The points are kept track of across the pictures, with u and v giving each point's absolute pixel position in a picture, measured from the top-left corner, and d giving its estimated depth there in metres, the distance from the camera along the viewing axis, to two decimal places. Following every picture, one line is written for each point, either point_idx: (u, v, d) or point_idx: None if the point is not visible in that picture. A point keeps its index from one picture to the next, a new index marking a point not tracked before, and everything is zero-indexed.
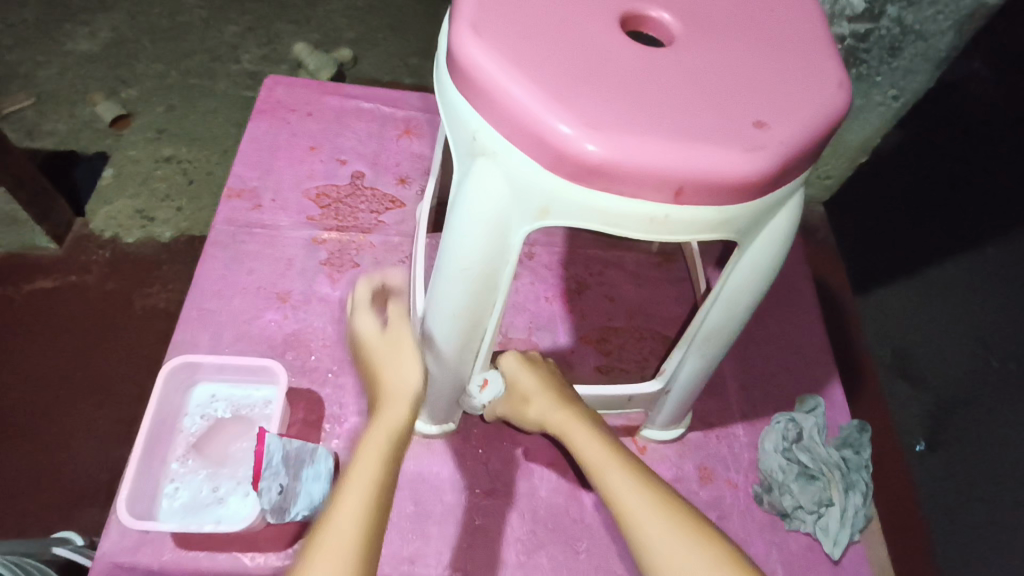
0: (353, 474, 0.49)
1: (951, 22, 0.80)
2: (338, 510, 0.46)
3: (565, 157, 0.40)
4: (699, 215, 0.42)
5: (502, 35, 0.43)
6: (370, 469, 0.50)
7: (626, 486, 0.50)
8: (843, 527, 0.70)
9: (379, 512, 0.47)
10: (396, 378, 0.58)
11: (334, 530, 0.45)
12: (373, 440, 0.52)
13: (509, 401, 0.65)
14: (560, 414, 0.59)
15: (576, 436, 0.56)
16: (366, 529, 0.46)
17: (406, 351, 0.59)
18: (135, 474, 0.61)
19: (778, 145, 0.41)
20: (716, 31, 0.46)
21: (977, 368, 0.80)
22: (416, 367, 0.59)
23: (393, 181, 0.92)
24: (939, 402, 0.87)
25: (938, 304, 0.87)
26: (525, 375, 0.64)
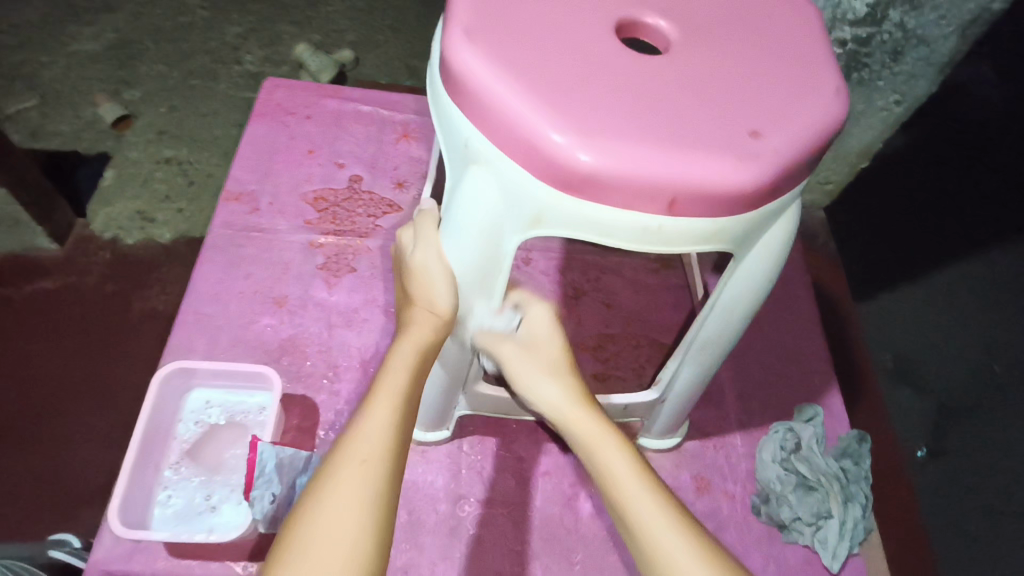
0: (372, 407, 0.45)
1: (954, 28, 0.78)
2: (352, 448, 0.43)
3: (557, 167, 0.40)
4: (693, 227, 0.42)
5: (496, 42, 0.42)
6: (387, 405, 0.45)
7: (647, 502, 0.45)
8: (842, 539, 0.69)
9: (398, 454, 0.44)
10: (426, 298, 0.50)
11: (346, 470, 0.42)
12: (392, 370, 0.47)
13: (527, 357, 0.54)
14: (578, 410, 0.51)
15: (595, 439, 0.49)
16: (383, 472, 0.42)
17: (434, 259, 0.49)
18: (127, 482, 0.60)
19: (773, 156, 0.40)
20: (713, 38, 0.46)
21: (977, 373, 0.82)
22: (445, 287, 0.49)
23: (390, 185, 0.91)
24: (942, 408, 0.87)
25: (941, 311, 0.88)
26: (552, 340, 0.55)
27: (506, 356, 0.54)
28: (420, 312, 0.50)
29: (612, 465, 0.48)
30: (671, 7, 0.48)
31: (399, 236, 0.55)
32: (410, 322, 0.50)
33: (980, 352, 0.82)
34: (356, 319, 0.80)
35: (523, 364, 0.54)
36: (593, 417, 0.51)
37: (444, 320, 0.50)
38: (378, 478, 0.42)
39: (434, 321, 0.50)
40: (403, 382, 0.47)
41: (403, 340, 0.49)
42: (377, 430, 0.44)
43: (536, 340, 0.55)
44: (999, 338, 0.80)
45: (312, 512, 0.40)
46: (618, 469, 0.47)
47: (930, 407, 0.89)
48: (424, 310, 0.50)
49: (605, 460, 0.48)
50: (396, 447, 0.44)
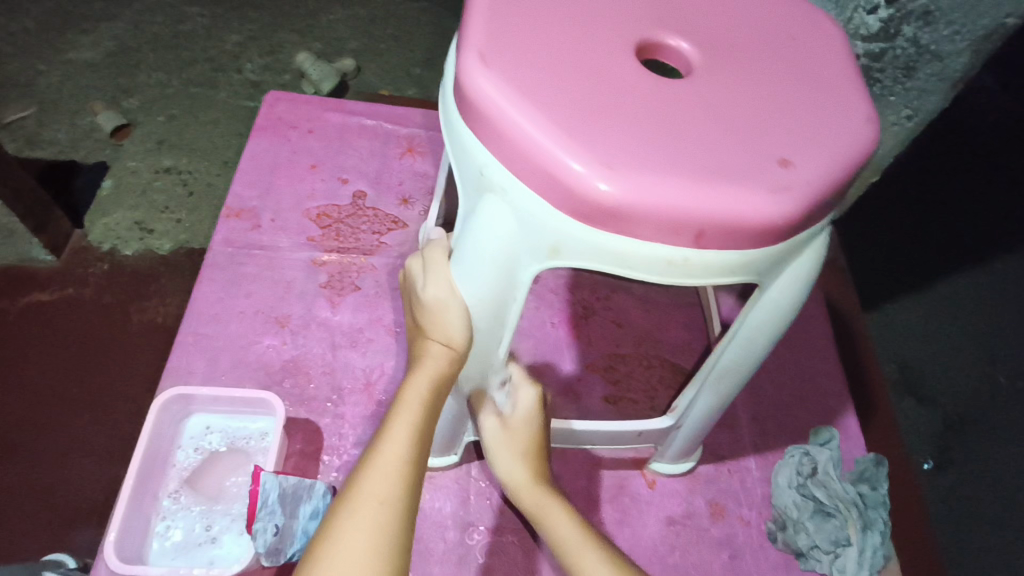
0: (387, 443, 0.44)
1: (967, 44, 0.76)
2: (366, 488, 0.41)
3: (578, 197, 0.38)
4: (720, 258, 0.40)
5: (513, 66, 0.40)
6: (401, 445, 0.44)
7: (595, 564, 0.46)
8: (861, 568, 0.66)
9: (412, 494, 0.42)
10: (439, 331, 0.48)
11: (360, 514, 0.40)
12: (406, 408, 0.46)
13: (501, 441, 0.55)
14: (531, 489, 0.53)
15: (540, 514, 0.51)
16: (398, 515, 0.40)
17: (449, 293, 0.46)
18: (125, 514, 0.58)
19: (805, 186, 0.38)
20: (737, 61, 0.44)
21: None
22: (459, 319, 0.47)
23: (395, 201, 0.90)
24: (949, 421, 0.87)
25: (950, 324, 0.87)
26: (529, 424, 0.56)
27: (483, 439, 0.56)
28: (432, 345, 0.48)
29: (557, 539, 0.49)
30: (692, 28, 0.46)
31: (409, 262, 0.53)
32: (423, 355, 0.48)
33: None
34: (361, 339, 0.78)
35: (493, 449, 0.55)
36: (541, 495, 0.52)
37: (457, 354, 0.48)
38: (392, 522, 0.40)
39: (446, 355, 0.48)
40: (417, 422, 0.46)
41: (414, 377, 0.48)
42: (392, 470, 0.42)
43: (517, 420, 0.56)
44: None
45: (327, 559, 0.38)
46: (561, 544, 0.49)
47: (934, 420, 0.90)
48: (438, 343, 0.48)
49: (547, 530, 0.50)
50: (411, 488, 0.42)
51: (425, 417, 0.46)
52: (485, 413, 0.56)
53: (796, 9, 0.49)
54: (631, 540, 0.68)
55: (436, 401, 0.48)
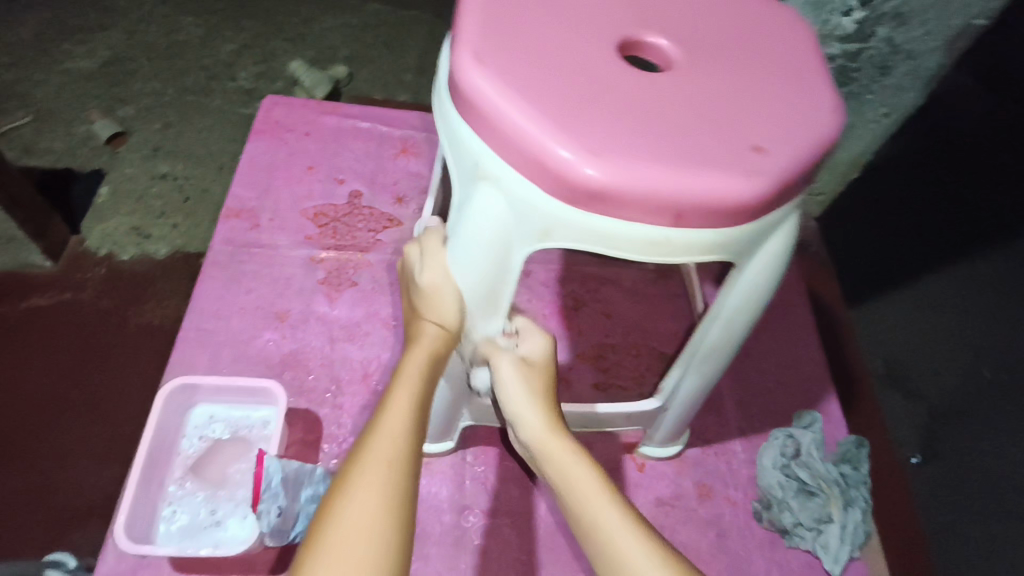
0: (389, 413, 0.46)
1: (940, 43, 0.82)
2: (374, 449, 0.44)
3: (568, 183, 0.41)
4: (698, 237, 0.43)
5: (504, 63, 0.43)
6: (406, 409, 0.47)
7: (616, 520, 0.44)
8: (843, 544, 0.70)
9: (413, 456, 0.45)
10: (434, 314, 0.50)
11: (370, 471, 0.43)
12: (406, 378, 0.48)
13: (519, 383, 0.52)
14: (552, 440, 0.50)
15: (556, 465, 0.48)
16: (402, 474, 0.43)
17: (444, 278, 0.49)
18: (133, 498, 0.60)
19: (776, 169, 0.41)
20: (713, 56, 0.47)
21: (971, 378, 0.88)
22: (454, 302, 0.50)
23: (390, 201, 0.92)
24: (933, 413, 0.90)
25: (939, 317, 0.93)
26: (542, 368, 0.54)
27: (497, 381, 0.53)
28: (427, 326, 0.51)
29: (579, 497, 0.46)
30: (672, 27, 0.49)
31: (406, 251, 0.55)
32: (419, 334, 0.51)
33: (972, 357, 0.89)
34: (358, 333, 0.80)
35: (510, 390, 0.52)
36: (560, 447, 0.49)
37: (451, 334, 0.51)
38: (399, 478, 0.43)
39: (441, 335, 0.51)
40: (416, 390, 0.48)
41: (411, 352, 0.50)
42: (397, 433, 0.45)
43: (532, 363, 0.54)
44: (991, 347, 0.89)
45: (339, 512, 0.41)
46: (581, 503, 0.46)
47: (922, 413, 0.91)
48: (432, 325, 0.51)
49: (566, 481, 0.47)
50: (412, 449, 0.45)
51: (426, 386, 0.49)
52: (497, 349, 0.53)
53: (768, 8, 0.52)
54: None
55: (432, 373, 0.50)
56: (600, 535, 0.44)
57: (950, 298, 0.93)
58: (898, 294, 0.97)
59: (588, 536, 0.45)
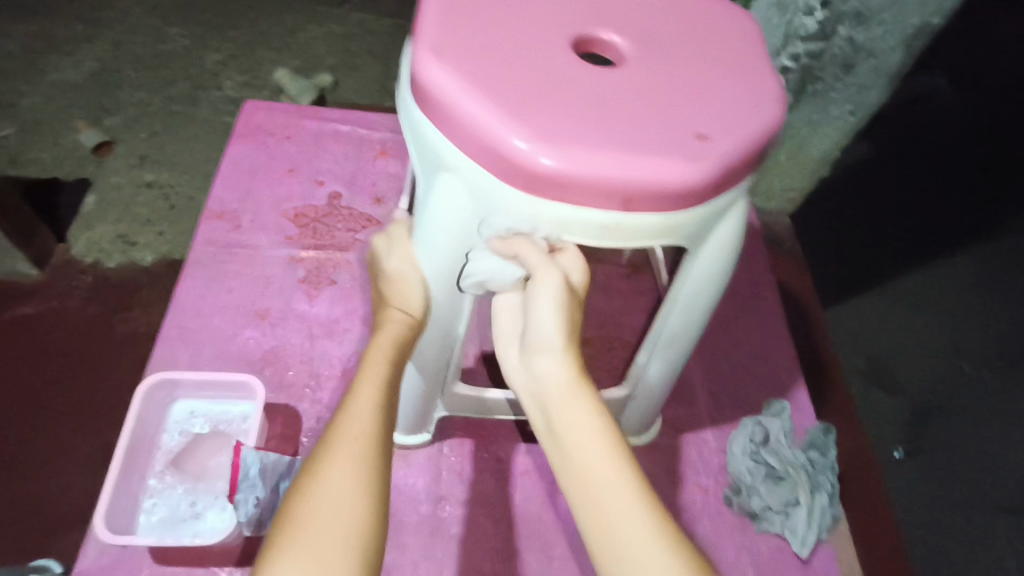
0: (358, 392, 0.48)
1: (899, 40, 0.86)
2: (345, 430, 0.46)
3: (521, 170, 0.43)
4: (650, 221, 0.45)
5: (462, 59, 0.45)
6: (375, 389, 0.48)
7: (621, 492, 0.41)
8: (810, 526, 0.71)
9: (384, 433, 0.47)
10: (398, 301, 0.52)
11: (340, 449, 0.44)
12: (373, 364, 0.50)
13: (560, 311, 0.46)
14: (568, 384, 0.45)
15: (571, 418, 0.44)
16: (372, 449, 0.45)
17: (410, 265, 0.52)
18: (114, 490, 0.62)
19: (720, 154, 0.44)
20: (664, 51, 0.50)
21: (949, 373, 0.87)
22: (419, 289, 0.52)
23: (369, 202, 0.94)
24: (915, 410, 0.93)
25: (918, 313, 0.93)
26: (577, 295, 0.49)
27: (538, 298, 0.46)
28: (393, 312, 0.52)
29: (587, 460, 0.43)
30: (625, 25, 0.51)
31: (373, 243, 0.58)
32: (384, 321, 0.52)
33: (951, 350, 0.88)
34: (337, 330, 0.82)
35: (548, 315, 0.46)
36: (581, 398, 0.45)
37: (416, 320, 0.52)
38: (371, 454, 0.45)
39: (406, 320, 0.52)
40: (385, 371, 0.50)
41: (376, 339, 0.51)
42: (367, 413, 0.47)
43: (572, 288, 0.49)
44: (973, 337, 0.86)
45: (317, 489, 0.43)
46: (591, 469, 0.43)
47: (903, 407, 0.94)
48: (398, 311, 0.52)
49: (581, 443, 0.43)
50: (384, 427, 0.47)
51: (394, 367, 0.50)
52: (550, 264, 0.46)
53: (717, 6, 0.55)
54: None
55: (401, 355, 0.51)
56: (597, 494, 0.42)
57: (937, 285, 0.91)
58: (866, 295, 1.02)
59: (591, 506, 0.42)
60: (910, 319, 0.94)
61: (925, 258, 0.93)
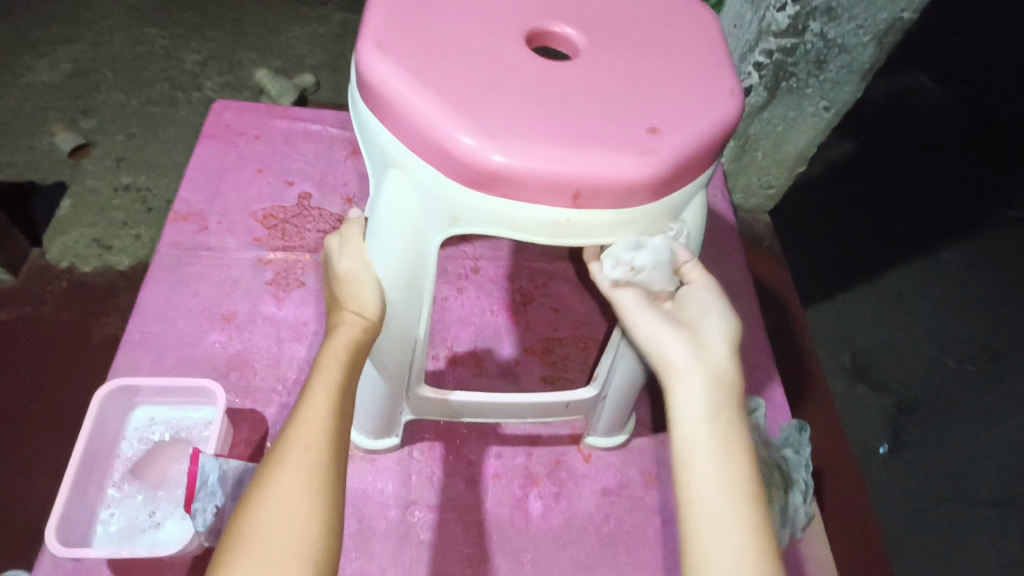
0: (310, 400, 0.46)
1: (871, 36, 0.85)
2: (298, 436, 0.44)
3: (467, 166, 0.42)
4: (599, 217, 0.44)
5: (407, 52, 0.44)
6: (330, 393, 0.47)
7: (729, 516, 0.41)
8: (784, 525, 0.71)
9: (340, 441, 0.45)
10: (353, 304, 0.51)
11: (289, 461, 0.43)
12: (326, 368, 0.48)
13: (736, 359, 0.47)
14: (724, 395, 0.45)
15: (717, 426, 0.44)
16: (323, 458, 0.43)
17: (361, 266, 0.51)
18: (68, 502, 0.60)
19: (671, 149, 0.43)
20: (619, 44, 0.49)
21: (937, 365, 1.06)
22: (373, 292, 0.50)
23: (340, 202, 0.93)
24: (900, 405, 1.03)
25: (897, 313, 1.11)
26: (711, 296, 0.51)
27: (719, 317, 0.48)
28: (347, 315, 0.51)
29: (712, 470, 0.42)
30: (580, 18, 0.50)
31: (328, 243, 0.56)
32: (338, 324, 0.50)
33: (938, 349, 1.08)
34: (305, 332, 0.80)
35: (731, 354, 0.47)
36: (736, 467, 0.43)
37: (371, 323, 0.51)
38: (329, 459, 0.44)
39: (359, 323, 0.50)
40: (337, 376, 0.48)
41: (330, 344, 0.50)
42: (319, 419, 0.45)
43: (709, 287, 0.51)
44: (952, 339, 1.08)
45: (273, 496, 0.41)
46: (722, 546, 0.40)
47: (888, 405, 1.03)
48: (352, 313, 0.51)
49: (722, 490, 0.42)
50: (339, 434, 0.45)
51: (348, 371, 0.48)
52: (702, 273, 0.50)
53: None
54: (568, 511, 0.72)
55: (357, 361, 0.50)
56: (714, 509, 0.41)
57: (916, 292, 1.13)
58: (862, 291, 1.13)
59: (705, 521, 0.41)
60: (896, 319, 1.10)
61: (897, 266, 1.15)
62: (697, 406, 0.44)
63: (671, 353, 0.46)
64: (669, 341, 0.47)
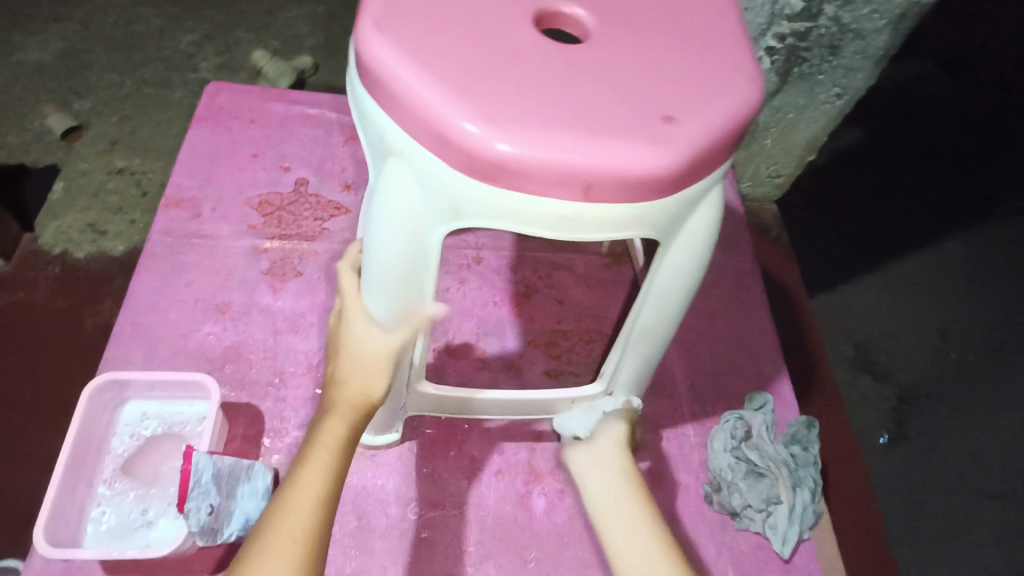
0: (304, 481, 0.48)
1: (886, 22, 0.82)
2: (286, 522, 0.46)
3: (471, 156, 0.39)
4: (610, 212, 0.42)
5: (408, 32, 0.42)
6: (324, 471, 0.48)
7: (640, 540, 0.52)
8: (791, 524, 0.69)
9: (325, 527, 0.47)
10: (360, 382, 0.52)
11: (277, 548, 0.44)
12: (321, 451, 0.50)
13: (623, 446, 0.60)
14: (616, 471, 0.58)
15: (613, 488, 0.56)
16: (310, 547, 0.45)
17: (364, 342, 0.52)
18: (57, 501, 0.58)
19: (687, 140, 0.40)
20: (633, 26, 0.46)
21: (939, 361, 0.92)
22: (384, 375, 0.52)
23: (338, 188, 0.90)
24: (901, 396, 0.97)
25: (892, 303, 1.01)
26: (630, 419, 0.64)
27: (607, 424, 0.62)
28: (351, 392, 0.52)
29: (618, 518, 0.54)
30: None
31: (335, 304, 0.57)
32: (338, 403, 0.52)
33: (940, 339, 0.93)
34: (303, 324, 0.78)
35: (619, 445, 0.60)
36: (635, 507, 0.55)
37: (373, 405, 0.53)
38: (313, 538, 0.46)
39: (361, 408, 0.52)
40: (333, 462, 0.49)
41: (329, 421, 0.51)
42: (309, 506, 0.47)
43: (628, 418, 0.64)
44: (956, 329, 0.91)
45: None
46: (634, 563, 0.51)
47: (890, 394, 0.99)
48: (357, 390, 0.52)
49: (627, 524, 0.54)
50: (324, 522, 0.47)
51: (343, 455, 0.50)
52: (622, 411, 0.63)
53: None
54: (573, 509, 0.70)
55: (351, 444, 0.51)
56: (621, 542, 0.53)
57: (925, 280, 0.97)
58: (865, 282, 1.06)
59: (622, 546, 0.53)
60: (898, 304, 1.00)
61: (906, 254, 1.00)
62: (597, 483, 0.58)
63: (579, 464, 0.60)
64: (577, 459, 0.61)
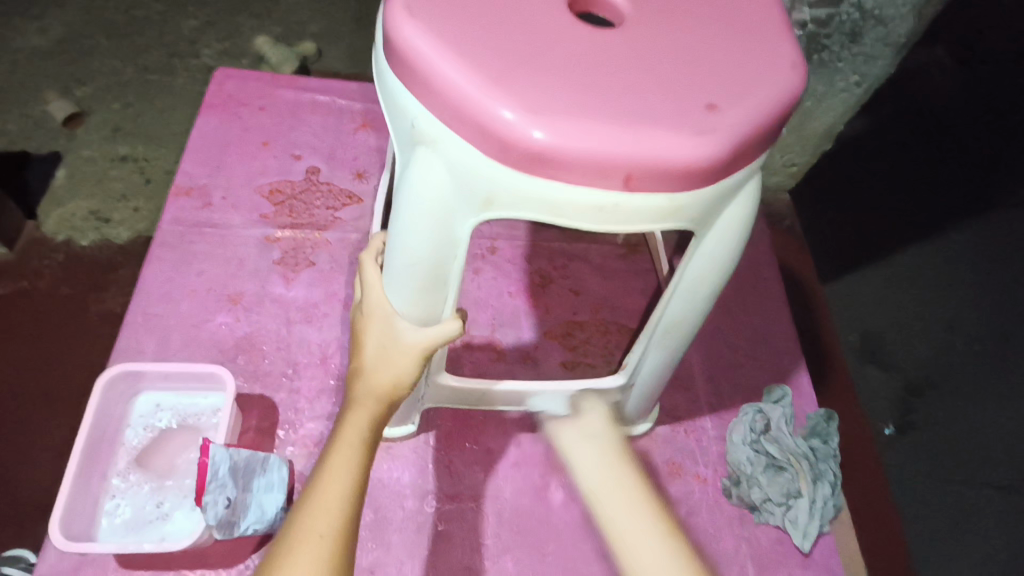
0: (329, 479, 0.47)
1: (908, 7, 0.85)
2: (312, 523, 0.44)
3: (508, 145, 0.38)
4: (648, 202, 0.41)
5: (440, 16, 0.40)
6: (347, 468, 0.47)
7: (631, 509, 0.49)
8: (811, 518, 0.69)
9: (352, 524, 0.46)
10: (384, 373, 0.51)
11: (304, 550, 0.43)
12: (344, 447, 0.48)
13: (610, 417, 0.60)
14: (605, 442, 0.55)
15: (602, 458, 0.54)
16: (337, 547, 0.44)
17: (387, 335, 0.51)
18: (72, 493, 0.57)
19: (729, 129, 0.39)
20: (670, 11, 0.44)
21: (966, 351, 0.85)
22: (412, 363, 0.51)
23: (350, 176, 0.89)
24: (908, 385, 0.95)
25: (902, 294, 0.97)
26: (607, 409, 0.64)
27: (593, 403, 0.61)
28: (372, 384, 0.51)
29: (608, 489, 0.51)
30: None
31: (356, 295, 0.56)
32: (359, 397, 0.51)
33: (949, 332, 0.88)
34: (316, 315, 0.77)
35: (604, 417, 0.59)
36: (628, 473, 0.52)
37: (394, 398, 0.52)
38: (341, 538, 0.45)
39: (383, 401, 0.51)
40: (356, 459, 0.48)
41: (352, 415, 0.50)
42: (336, 505, 0.46)
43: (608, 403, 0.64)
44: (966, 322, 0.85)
45: None
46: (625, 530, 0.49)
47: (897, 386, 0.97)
48: (381, 381, 0.51)
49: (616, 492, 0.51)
50: (350, 520, 0.45)
51: (367, 449, 0.49)
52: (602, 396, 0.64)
53: None
54: None
55: (373, 439, 0.50)
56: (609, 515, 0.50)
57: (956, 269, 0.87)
58: (872, 270, 1.03)
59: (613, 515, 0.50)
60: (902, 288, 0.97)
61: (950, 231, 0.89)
62: (585, 456, 0.55)
63: (564, 439, 0.58)
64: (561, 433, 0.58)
